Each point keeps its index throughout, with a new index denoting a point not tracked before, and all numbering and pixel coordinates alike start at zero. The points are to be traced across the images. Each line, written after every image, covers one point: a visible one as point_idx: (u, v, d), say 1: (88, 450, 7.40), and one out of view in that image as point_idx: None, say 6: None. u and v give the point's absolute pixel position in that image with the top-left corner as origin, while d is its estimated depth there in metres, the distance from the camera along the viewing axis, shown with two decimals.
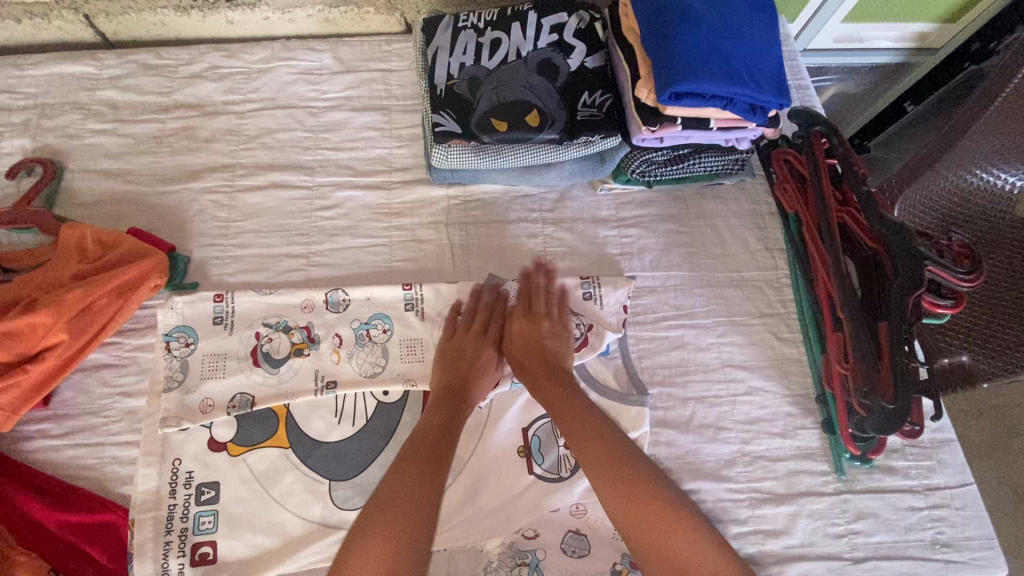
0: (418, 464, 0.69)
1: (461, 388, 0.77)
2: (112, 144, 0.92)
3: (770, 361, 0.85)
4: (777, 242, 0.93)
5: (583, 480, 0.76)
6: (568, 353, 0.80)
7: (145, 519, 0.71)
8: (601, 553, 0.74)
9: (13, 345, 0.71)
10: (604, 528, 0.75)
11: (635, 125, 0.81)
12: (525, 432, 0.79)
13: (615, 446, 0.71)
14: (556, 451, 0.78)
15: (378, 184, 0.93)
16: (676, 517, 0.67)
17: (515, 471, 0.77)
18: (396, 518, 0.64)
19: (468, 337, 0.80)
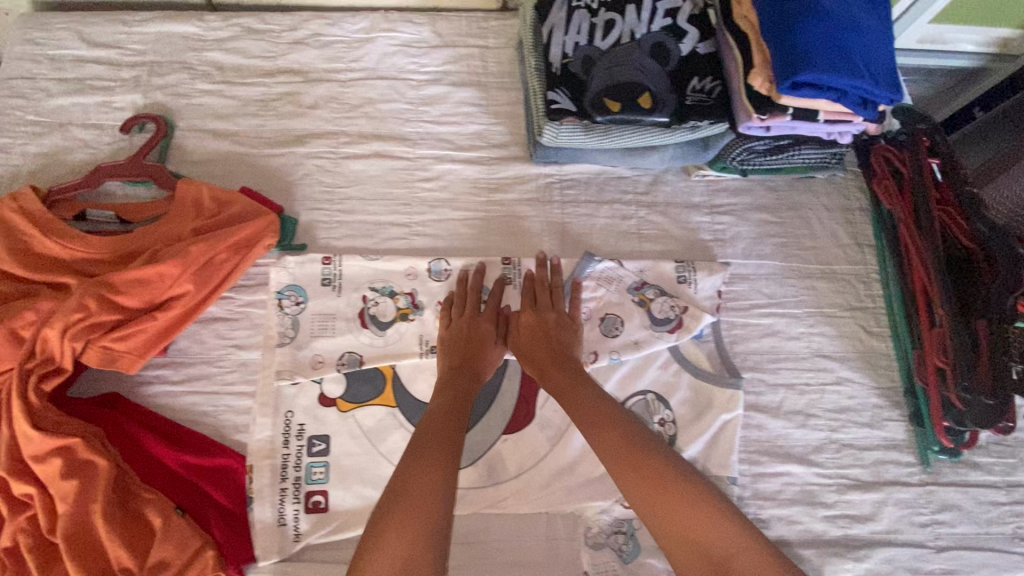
0: (433, 447, 0.66)
1: (467, 367, 0.76)
2: (220, 106, 0.94)
3: (858, 354, 0.87)
4: (865, 236, 0.94)
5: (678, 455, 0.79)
6: (565, 334, 0.79)
7: (262, 466, 0.75)
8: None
9: (143, 292, 0.74)
10: None
11: (744, 112, 0.83)
12: None
13: (625, 428, 0.68)
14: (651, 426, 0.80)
15: (477, 159, 0.95)
16: (695, 496, 0.62)
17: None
18: (420, 505, 0.60)
19: (466, 319, 0.80)
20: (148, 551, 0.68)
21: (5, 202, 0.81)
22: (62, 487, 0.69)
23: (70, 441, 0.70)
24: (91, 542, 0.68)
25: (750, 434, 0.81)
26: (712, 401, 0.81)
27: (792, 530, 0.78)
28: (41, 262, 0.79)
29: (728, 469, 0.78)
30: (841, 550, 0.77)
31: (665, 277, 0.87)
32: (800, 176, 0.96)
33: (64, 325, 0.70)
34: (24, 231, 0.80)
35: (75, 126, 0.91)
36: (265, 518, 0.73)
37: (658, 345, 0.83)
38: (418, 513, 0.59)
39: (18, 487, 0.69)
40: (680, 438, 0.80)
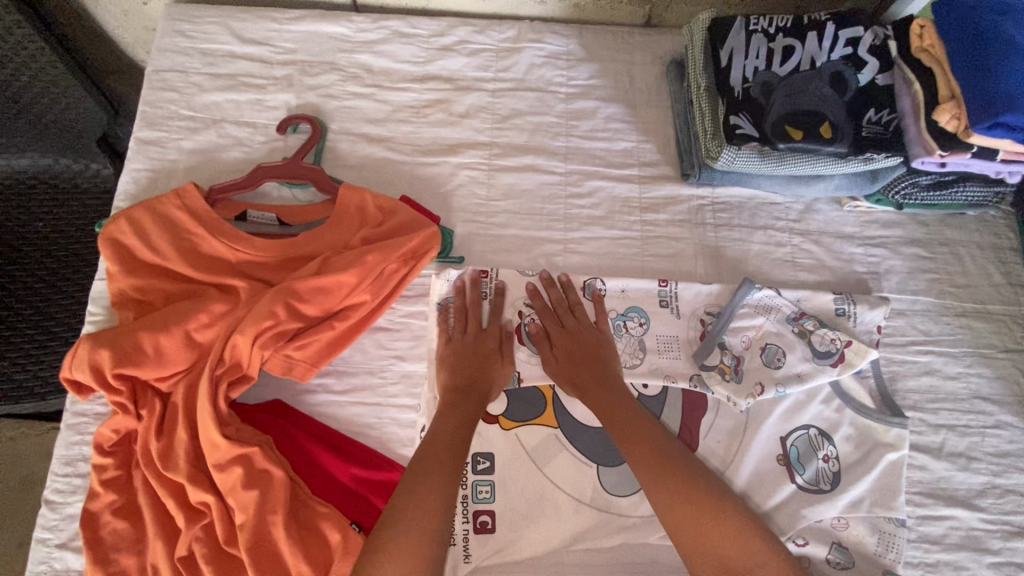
0: (436, 465, 0.65)
1: (474, 388, 0.75)
2: (372, 110, 0.93)
3: (1016, 397, 0.86)
4: (1018, 277, 0.92)
5: (847, 493, 0.77)
6: (602, 351, 0.80)
7: None
8: (865, 568, 0.74)
9: (322, 300, 0.73)
10: (866, 545, 0.75)
11: (924, 149, 0.81)
12: (784, 441, 0.80)
13: (658, 447, 0.70)
14: (814, 463, 0.79)
15: (628, 177, 0.93)
16: (724, 516, 0.65)
17: (778, 478, 0.78)
18: (415, 534, 0.60)
19: (473, 336, 0.79)
20: (329, 566, 0.67)
21: (169, 198, 0.80)
22: (242, 498, 0.67)
23: (251, 450, 0.68)
24: (270, 554, 0.66)
25: (912, 475, 0.80)
26: (876, 439, 0.80)
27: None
28: (208, 263, 0.78)
29: (898, 511, 0.76)
30: None
31: (824, 309, 0.87)
32: (952, 212, 0.95)
33: (255, 332, 0.69)
34: (190, 230, 0.79)
35: (229, 123, 0.89)
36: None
37: (822, 378, 0.82)
38: (415, 539, 0.60)
39: (197, 494, 0.67)
40: (847, 475, 0.78)
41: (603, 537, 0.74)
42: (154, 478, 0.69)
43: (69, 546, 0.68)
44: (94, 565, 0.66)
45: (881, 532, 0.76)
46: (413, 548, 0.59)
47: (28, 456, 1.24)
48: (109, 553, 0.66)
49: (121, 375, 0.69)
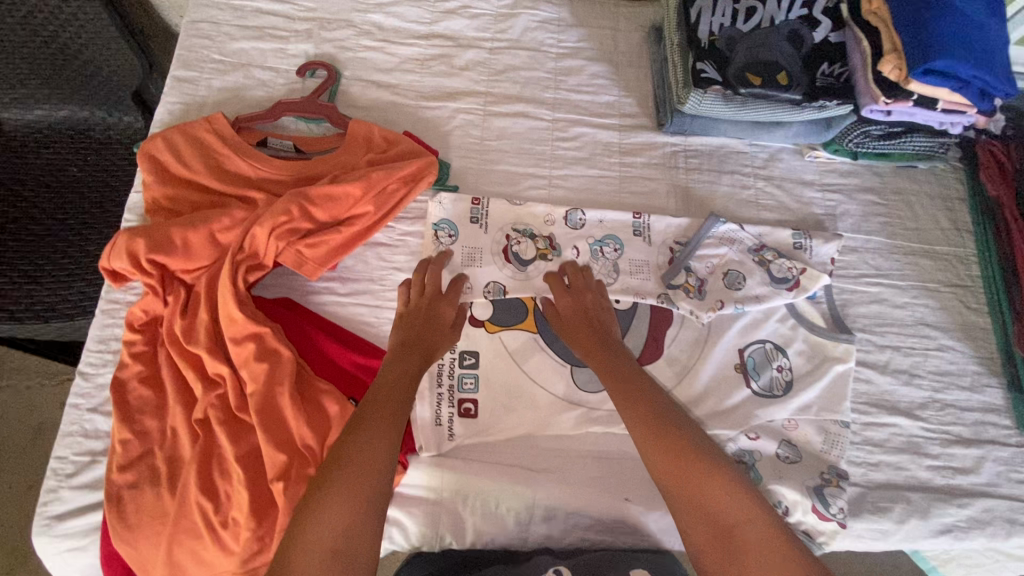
0: (379, 417, 0.66)
1: (420, 346, 0.78)
2: (382, 61, 1.04)
3: (959, 325, 0.94)
4: (965, 222, 1.01)
5: (797, 397, 0.85)
6: (606, 321, 0.85)
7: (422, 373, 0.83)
8: (812, 461, 0.82)
9: (330, 207, 0.83)
10: (813, 443, 0.83)
11: (870, 96, 0.90)
12: (741, 352, 0.88)
13: (652, 404, 0.72)
14: (769, 371, 0.87)
15: (610, 125, 1.04)
16: (711, 467, 0.65)
17: (735, 382, 0.86)
18: (361, 475, 0.61)
19: (426, 302, 0.83)
20: (328, 432, 0.75)
21: (200, 122, 0.91)
22: (254, 369, 0.76)
23: (264, 330, 0.78)
24: (276, 419, 0.75)
25: (859, 387, 0.88)
26: (826, 354, 0.88)
27: (898, 475, 0.84)
28: (231, 178, 0.88)
29: (842, 414, 0.84)
30: (944, 496, 0.83)
31: (783, 242, 0.95)
32: (905, 165, 1.04)
33: (272, 226, 0.79)
34: (218, 150, 0.89)
35: (255, 67, 1.01)
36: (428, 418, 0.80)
37: (777, 300, 0.90)
38: (357, 481, 0.60)
39: (215, 365, 0.76)
40: (798, 383, 0.86)
41: (571, 425, 0.82)
42: (177, 353, 0.78)
43: (99, 410, 0.77)
44: (121, 422, 0.74)
45: (827, 432, 0.84)
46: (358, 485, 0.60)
47: (48, 405, 1.29)
48: (135, 414, 0.76)
49: (152, 262, 0.79)
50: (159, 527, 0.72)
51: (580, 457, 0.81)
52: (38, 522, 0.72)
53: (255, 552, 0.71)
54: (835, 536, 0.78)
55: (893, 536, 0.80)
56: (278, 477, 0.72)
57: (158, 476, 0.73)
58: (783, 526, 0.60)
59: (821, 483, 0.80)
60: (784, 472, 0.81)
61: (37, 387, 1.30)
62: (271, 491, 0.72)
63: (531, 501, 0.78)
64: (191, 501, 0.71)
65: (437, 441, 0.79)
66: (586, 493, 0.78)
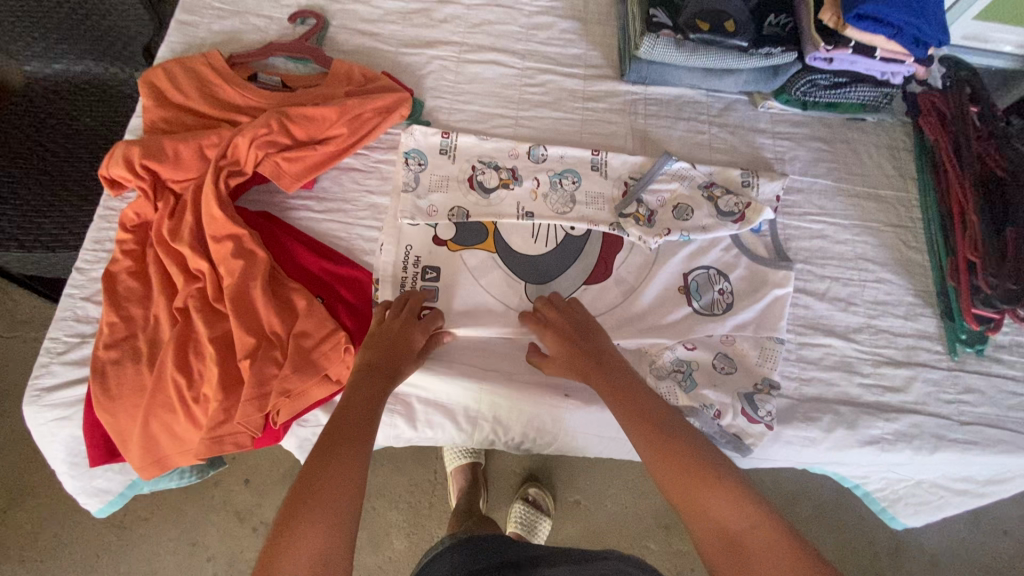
0: (346, 442, 0.64)
1: (384, 367, 0.74)
2: (367, 12, 1.13)
3: (898, 261, 0.99)
4: (910, 170, 1.07)
5: (735, 316, 0.90)
6: (601, 341, 0.81)
7: (386, 281, 0.89)
8: (746, 372, 0.88)
9: (309, 127, 0.91)
10: (749, 356, 0.89)
11: (812, 45, 0.98)
12: (685, 275, 0.94)
13: (657, 416, 0.71)
14: (711, 294, 0.93)
15: (575, 75, 1.11)
16: (717, 479, 0.63)
17: (677, 301, 0.93)
18: (333, 505, 0.59)
19: (397, 324, 0.80)
20: (294, 322, 0.82)
21: (198, 57, 1.00)
22: (231, 265, 0.83)
23: (241, 231, 0.85)
24: (247, 308, 0.82)
25: (796, 311, 0.94)
26: (766, 279, 0.94)
27: (830, 390, 0.88)
28: (222, 104, 0.97)
29: (777, 332, 0.89)
30: (873, 410, 0.87)
31: (732, 181, 1.02)
32: (854, 115, 1.10)
33: (252, 136, 0.87)
34: (211, 80, 0.99)
35: (250, 14, 1.10)
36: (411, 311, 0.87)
37: (723, 231, 0.96)
38: (326, 516, 0.58)
39: (195, 261, 0.84)
40: (736, 304, 0.92)
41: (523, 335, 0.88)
42: (163, 251, 0.86)
43: (91, 299, 0.85)
44: (109, 306, 0.82)
45: (763, 348, 0.89)
46: (323, 512, 0.58)
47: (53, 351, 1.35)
48: (122, 302, 0.83)
49: (146, 168, 0.88)
50: (137, 400, 0.79)
51: (528, 361, 0.87)
52: (29, 392, 0.80)
53: (220, 423, 0.77)
54: (762, 437, 0.84)
55: (821, 444, 0.84)
56: (246, 355, 0.79)
57: (138, 356, 0.81)
58: (790, 536, 0.59)
59: (752, 391, 0.86)
60: (717, 380, 0.87)
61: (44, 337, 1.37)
62: (239, 370, 0.79)
63: (478, 395, 0.84)
64: (167, 376, 0.79)
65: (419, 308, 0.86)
66: (533, 391, 0.83)
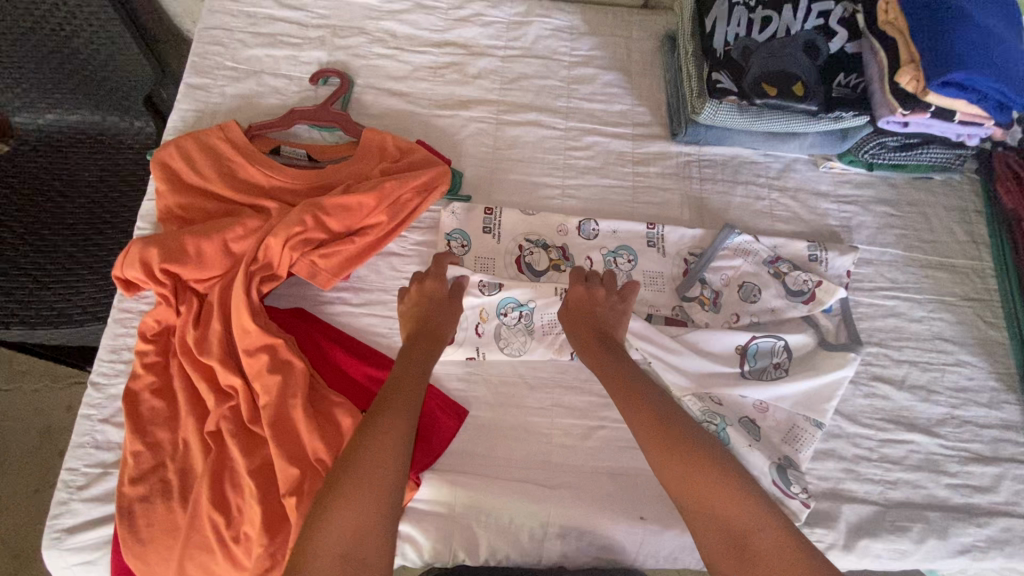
0: (396, 401, 0.60)
1: (424, 327, 0.70)
2: (394, 69, 1.04)
3: (977, 341, 0.93)
4: (982, 235, 1.00)
5: (783, 387, 0.84)
6: (610, 310, 0.75)
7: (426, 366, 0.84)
8: (768, 447, 0.82)
9: (345, 217, 0.83)
10: (774, 434, 0.83)
11: (887, 108, 0.90)
12: (749, 337, 0.86)
13: (658, 403, 0.63)
14: (767, 361, 0.87)
15: (623, 135, 1.03)
16: (722, 476, 0.58)
17: (728, 359, 0.86)
18: (372, 479, 0.54)
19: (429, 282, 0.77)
20: (341, 447, 0.75)
21: (214, 130, 0.90)
22: (266, 381, 0.75)
23: (276, 341, 0.77)
24: (288, 431, 0.74)
25: (875, 402, 0.87)
26: (829, 358, 0.86)
27: (915, 493, 0.83)
28: (245, 187, 0.88)
29: (821, 414, 0.83)
30: (963, 515, 0.82)
31: (798, 254, 0.94)
32: (920, 176, 1.03)
33: (286, 236, 0.79)
34: (231, 159, 0.89)
35: (267, 75, 1.01)
36: (489, 302, 0.86)
37: (793, 314, 0.90)
38: (370, 480, 0.54)
39: (227, 377, 0.76)
40: (789, 376, 0.85)
41: (590, 446, 0.81)
42: (189, 364, 0.77)
43: (110, 422, 0.77)
44: (132, 434, 0.74)
45: (796, 427, 0.84)
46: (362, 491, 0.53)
47: (52, 408, 1.24)
48: (147, 426, 0.75)
49: (166, 271, 0.79)
50: (170, 542, 0.71)
51: (594, 475, 0.80)
52: (49, 535, 0.72)
53: (266, 568, 0.69)
54: (798, 515, 0.78)
55: (911, 556, 0.79)
56: (291, 491, 0.71)
57: (169, 491, 0.73)
58: (796, 537, 0.57)
59: (779, 466, 0.80)
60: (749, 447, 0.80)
61: (43, 389, 1.26)
62: (283, 505, 0.71)
63: (545, 518, 0.77)
64: (203, 516, 0.71)
65: (496, 282, 0.87)
66: (603, 510, 0.77)
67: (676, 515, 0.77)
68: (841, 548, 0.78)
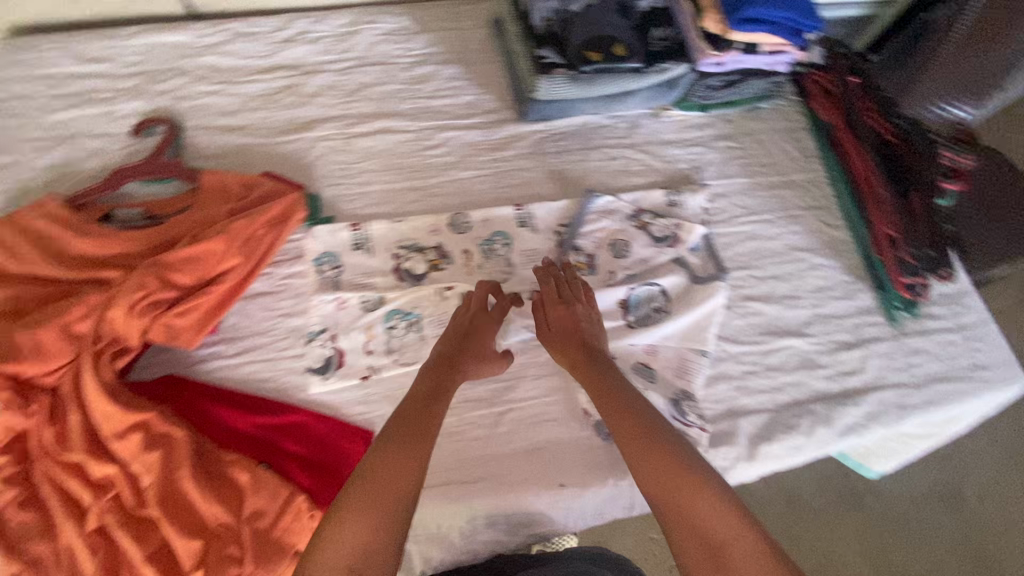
0: (409, 429, 0.64)
1: (464, 358, 0.74)
2: (225, 104, 0.99)
3: (825, 243, 1.02)
4: (811, 148, 1.10)
5: (666, 327, 0.88)
6: (594, 334, 0.79)
7: (321, 400, 0.81)
8: (662, 385, 0.87)
9: (193, 269, 0.79)
10: (667, 373, 0.88)
11: (702, 52, 0.97)
12: (627, 291, 0.90)
13: (634, 407, 0.69)
14: (648, 308, 0.90)
15: (475, 125, 1.04)
16: (697, 474, 0.62)
17: (613, 314, 0.90)
18: (376, 505, 0.58)
19: (468, 314, 0.79)
20: (243, 504, 0.71)
21: (27, 210, 0.82)
22: (145, 460, 0.71)
23: (148, 416, 0.73)
24: (182, 504, 0.70)
25: (751, 319, 0.94)
26: (700, 291, 0.92)
27: (801, 391, 0.90)
28: (77, 263, 0.81)
29: (704, 343, 0.89)
30: (841, 399, 0.91)
31: (658, 203, 1.00)
32: (749, 108, 1.12)
33: (128, 303, 0.74)
34: (55, 236, 0.81)
35: (83, 137, 0.93)
36: (374, 318, 0.85)
37: (662, 259, 0.95)
38: (382, 502, 0.58)
39: (100, 467, 0.70)
40: (669, 316, 0.89)
41: (507, 433, 0.83)
42: (52, 466, 0.71)
43: None
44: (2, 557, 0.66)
45: (684, 360, 0.88)
46: (370, 509, 0.58)
47: None
48: (18, 544, 0.67)
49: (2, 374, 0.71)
50: None
51: (513, 457, 0.81)
52: None
53: None
54: (700, 441, 0.84)
55: (806, 448, 0.87)
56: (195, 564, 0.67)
57: None
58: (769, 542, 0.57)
59: (676, 398, 0.86)
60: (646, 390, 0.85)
61: None
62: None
63: (472, 513, 0.77)
64: None
65: (378, 297, 0.87)
66: (526, 489, 0.79)
67: (594, 473, 0.81)
68: (746, 459, 0.85)
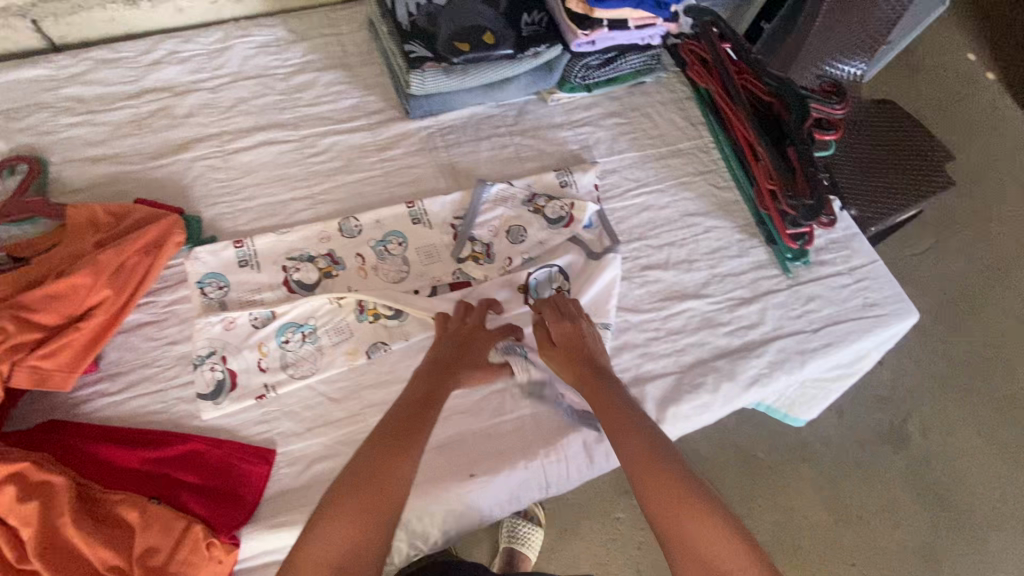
0: (404, 438, 0.63)
1: (460, 369, 0.73)
2: (92, 134, 0.95)
3: (717, 205, 1.05)
4: (696, 115, 1.13)
5: None
6: (600, 353, 0.76)
7: (217, 426, 0.79)
8: None
9: (59, 306, 0.76)
10: None
11: (571, 32, 0.98)
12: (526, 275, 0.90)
13: (637, 414, 0.67)
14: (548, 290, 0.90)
15: (361, 128, 1.03)
16: (698, 491, 0.60)
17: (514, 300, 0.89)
18: (365, 514, 0.57)
19: (471, 331, 0.78)
20: (132, 543, 0.68)
21: None
22: (20, 513, 0.66)
23: (21, 465, 0.69)
24: (65, 552, 0.67)
25: (649, 287, 0.96)
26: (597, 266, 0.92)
27: (703, 351, 0.92)
28: None
29: (606, 316, 0.89)
30: (743, 353, 0.93)
31: (550, 184, 1.01)
32: (634, 83, 1.14)
33: None
34: None
35: None
36: (265, 334, 0.83)
37: (558, 239, 0.96)
38: (376, 506, 0.57)
39: None
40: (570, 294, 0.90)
41: None
42: None
43: None
44: None
45: None
46: (356, 519, 0.57)
47: None
48: None
49: None
50: None
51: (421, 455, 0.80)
52: None
53: None
54: None
55: (713, 406, 0.89)
56: None
57: None
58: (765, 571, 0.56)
59: None
60: None
61: None
62: None
63: None
64: None
65: (269, 312, 0.85)
66: (434, 486, 0.78)
67: (503, 461, 0.81)
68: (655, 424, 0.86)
